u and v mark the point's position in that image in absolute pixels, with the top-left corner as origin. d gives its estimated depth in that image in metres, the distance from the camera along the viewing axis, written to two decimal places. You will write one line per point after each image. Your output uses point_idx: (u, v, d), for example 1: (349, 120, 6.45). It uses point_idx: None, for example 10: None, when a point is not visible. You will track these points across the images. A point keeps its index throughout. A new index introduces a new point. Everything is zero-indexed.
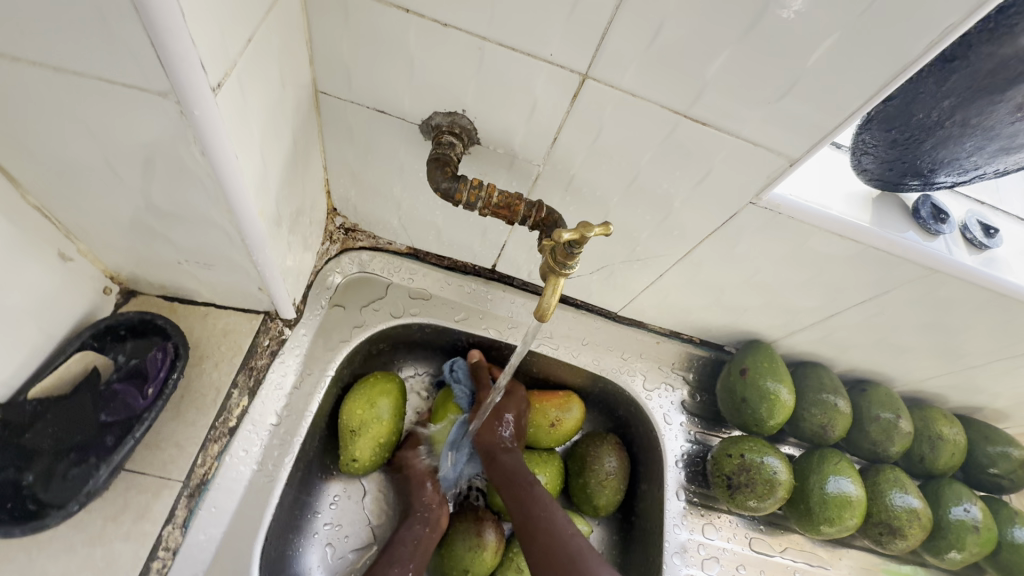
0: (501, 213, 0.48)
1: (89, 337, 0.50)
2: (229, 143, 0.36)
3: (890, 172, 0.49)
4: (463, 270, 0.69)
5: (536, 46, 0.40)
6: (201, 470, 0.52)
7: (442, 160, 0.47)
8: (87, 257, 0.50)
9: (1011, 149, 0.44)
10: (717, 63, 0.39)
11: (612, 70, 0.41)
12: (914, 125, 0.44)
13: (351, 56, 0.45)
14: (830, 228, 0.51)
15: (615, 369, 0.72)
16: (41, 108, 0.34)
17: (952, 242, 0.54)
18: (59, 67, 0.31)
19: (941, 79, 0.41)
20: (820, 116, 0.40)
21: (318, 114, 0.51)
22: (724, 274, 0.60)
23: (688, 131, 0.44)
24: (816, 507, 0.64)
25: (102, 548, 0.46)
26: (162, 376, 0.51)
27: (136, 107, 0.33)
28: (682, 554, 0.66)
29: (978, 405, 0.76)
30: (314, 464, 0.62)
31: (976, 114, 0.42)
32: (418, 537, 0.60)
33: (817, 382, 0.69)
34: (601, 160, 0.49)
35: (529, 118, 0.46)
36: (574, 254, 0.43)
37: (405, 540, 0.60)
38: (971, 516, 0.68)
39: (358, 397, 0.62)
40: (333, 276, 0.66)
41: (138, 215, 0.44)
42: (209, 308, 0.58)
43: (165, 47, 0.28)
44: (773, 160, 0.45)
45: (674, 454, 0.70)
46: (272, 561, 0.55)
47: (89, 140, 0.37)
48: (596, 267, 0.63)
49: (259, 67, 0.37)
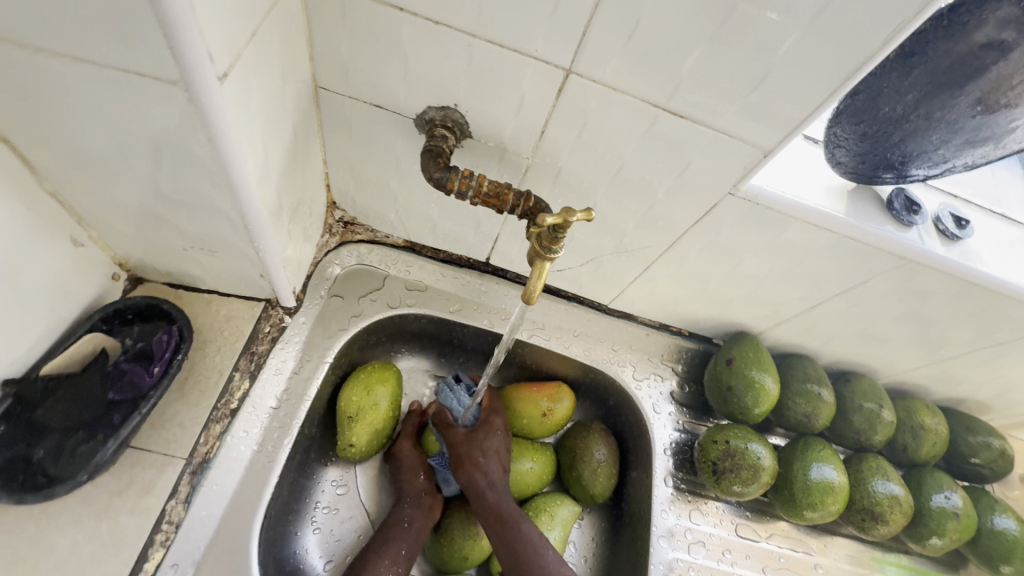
0: (491, 203, 0.50)
1: (98, 320, 0.53)
2: (233, 131, 0.38)
3: (862, 165, 0.51)
4: (458, 263, 0.72)
5: (523, 43, 0.43)
6: (204, 449, 0.54)
7: (435, 152, 0.50)
8: (97, 244, 0.52)
9: (976, 142, 0.46)
10: (691, 57, 0.41)
11: (594, 65, 0.43)
12: (881, 118, 0.47)
13: (349, 53, 0.47)
14: (808, 218, 0.53)
15: (605, 360, 0.74)
16: (60, 98, 0.37)
17: (925, 233, 0.56)
18: (78, 58, 0.34)
19: (903, 74, 0.44)
20: (790, 108, 0.43)
21: (318, 110, 0.54)
22: (709, 265, 0.62)
23: (667, 124, 0.47)
24: (799, 492, 0.66)
25: (108, 521, 0.49)
26: (167, 356, 0.53)
27: (148, 96, 0.36)
28: (669, 538, 0.68)
29: (961, 396, 0.78)
30: (313, 448, 0.64)
31: (939, 106, 0.44)
32: (411, 520, 0.63)
33: (801, 372, 0.71)
34: (587, 152, 0.51)
35: (518, 112, 0.49)
36: (559, 239, 0.45)
37: (395, 525, 0.62)
38: (952, 503, 0.70)
39: (355, 384, 0.65)
40: (332, 267, 0.68)
41: (148, 202, 0.46)
42: (213, 296, 0.60)
43: (175, 38, 0.31)
44: (748, 152, 0.47)
45: (662, 442, 0.72)
46: (272, 539, 0.57)
47: (102, 128, 0.39)
48: (585, 258, 0.65)
49: (261, 62, 0.40)
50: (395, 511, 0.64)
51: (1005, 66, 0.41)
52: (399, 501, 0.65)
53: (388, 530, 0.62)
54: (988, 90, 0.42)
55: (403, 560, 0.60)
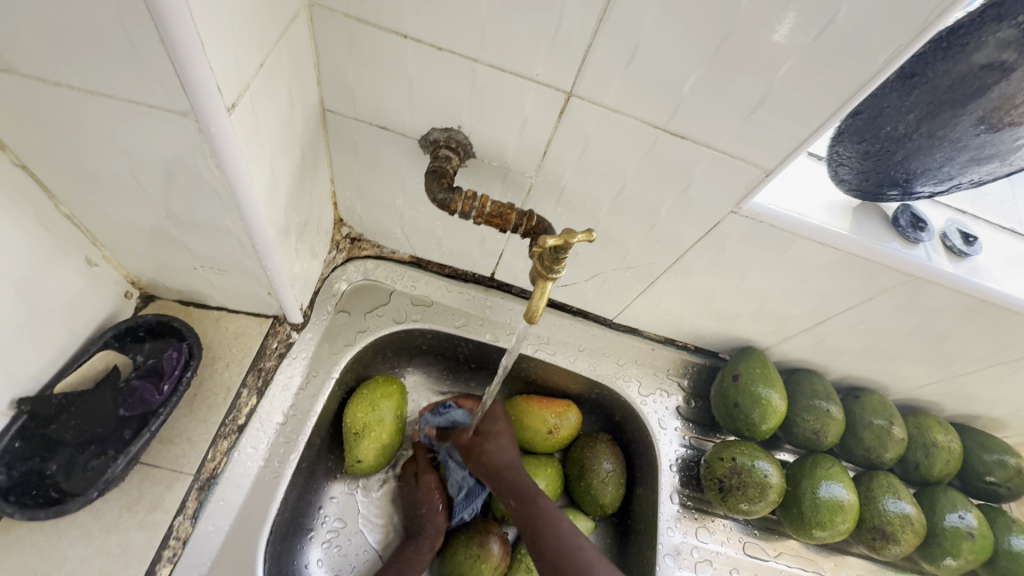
0: (494, 222, 0.51)
1: (111, 338, 0.54)
2: (241, 159, 0.39)
3: (867, 182, 0.51)
4: (463, 278, 0.73)
5: (524, 67, 0.44)
6: (212, 464, 0.54)
7: (439, 173, 0.51)
8: (111, 263, 0.54)
9: (982, 159, 0.46)
10: (690, 80, 0.42)
11: (594, 88, 0.44)
12: (883, 137, 0.47)
13: (355, 77, 0.48)
14: (812, 236, 0.53)
15: (610, 375, 0.74)
16: (77, 127, 0.38)
17: (932, 250, 0.55)
18: (93, 91, 0.35)
19: (904, 94, 0.44)
20: (791, 128, 0.43)
21: (326, 131, 0.55)
22: (713, 280, 0.62)
23: (669, 144, 0.47)
24: (808, 511, 0.65)
25: (117, 536, 0.49)
26: (176, 374, 0.54)
27: (161, 126, 0.37)
28: (675, 557, 0.67)
29: (976, 412, 0.77)
30: (320, 463, 0.65)
31: (941, 126, 0.44)
32: (416, 552, 0.63)
33: (809, 388, 0.70)
34: (589, 172, 0.52)
35: (520, 133, 0.49)
36: (561, 259, 0.46)
37: (410, 558, 0.63)
38: (966, 524, 0.68)
39: (360, 401, 0.65)
40: (340, 283, 0.69)
41: (160, 224, 0.48)
42: (222, 313, 0.61)
43: (185, 72, 0.32)
44: (750, 171, 0.47)
45: (668, 458, 0.72)
46: (278, 554, 0.57)
47: (117, 155, 0.40)
48: (590, 274, 0.65)
49: (269, 89, 0.41)
50: (412, 542, 0.64)
51: (1007, 87, 0.40)
52: (415, 534, 0.65)
53: (401, 560, 0.62)
54: (992, 110, 0.42)
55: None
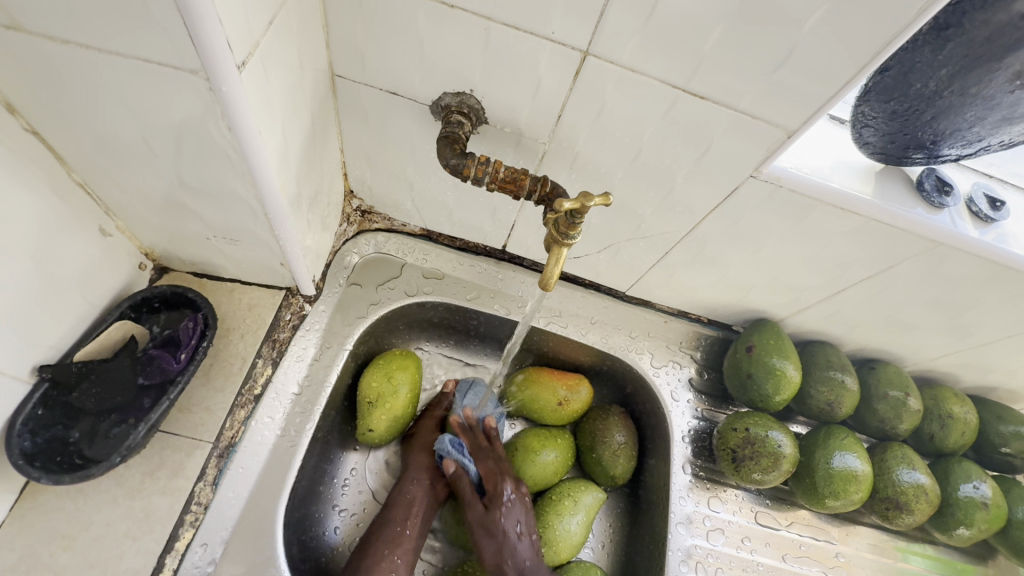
0: (508, 188, 0.50)
1: (127, 308, 0.54)
2: (253, 121, 0.38)
3: (892, 144, 0.50)
4: (475, 251, 0.72)
5: (538, 25, 0.42)
6: (230, 433, 0.55)
7: (451, 138, 0.49)
8: (125, 233, 0.54)
9: (1013, 119, 0.44)
10: (712, 36, 0.40)
11: (612, 46, 0.43)
12: (913, 95, 0.45)
13: (365, 39, 0.47)
14: (835, 201, 0.51)
15: (623, 347, 0.74)
16: (89, 90, 0.38)
17: (957, 215, 0.54)
18: (103, 49, 0.35)
19: (937, 48, 0.42)
20: (815, 86, 0.42)
21: (335, 97, 0.54)
22: (728, 249, 0.61)
23: (688, 105, 0.46)
24: (821, 481, 0.65)
25: (141, 501, 0.51)
26: (193, 343, 0.54)
27: (171, 86, 0.36)
28: (687, 525, 0.68)
29: (992, 384, 0.76)
30: (334, 435, 0.65)
31: (974, 82, 0.42)
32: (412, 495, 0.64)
33: (824, 360, 0.69)
34: (604, 136, 0.50)
35: (534, 97, 0.48)
36: (576, 224, 0.45)
37: (400, 504, 0.64)
38: (981, 494, 0.68)
39: (374, 371, 0.65)
40: (351, 255, 0.69)
41: (172, 192, 0.47)
42: (235, 285, 0.61)
43: (195, 27, 0.31)
44: (771, 133, 0.46)
45: (681, 430, 0.72)
46: (297, 521, 0.58)
47: (129, 118, 0.40)
48: (603, 244, 0.65)
49: (278, 50, 0.40)
50: (398, 487, 0.65)
51: None
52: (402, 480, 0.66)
53: (395, 509, 0.63)
54: None
55: (406, 542, 0.62)
